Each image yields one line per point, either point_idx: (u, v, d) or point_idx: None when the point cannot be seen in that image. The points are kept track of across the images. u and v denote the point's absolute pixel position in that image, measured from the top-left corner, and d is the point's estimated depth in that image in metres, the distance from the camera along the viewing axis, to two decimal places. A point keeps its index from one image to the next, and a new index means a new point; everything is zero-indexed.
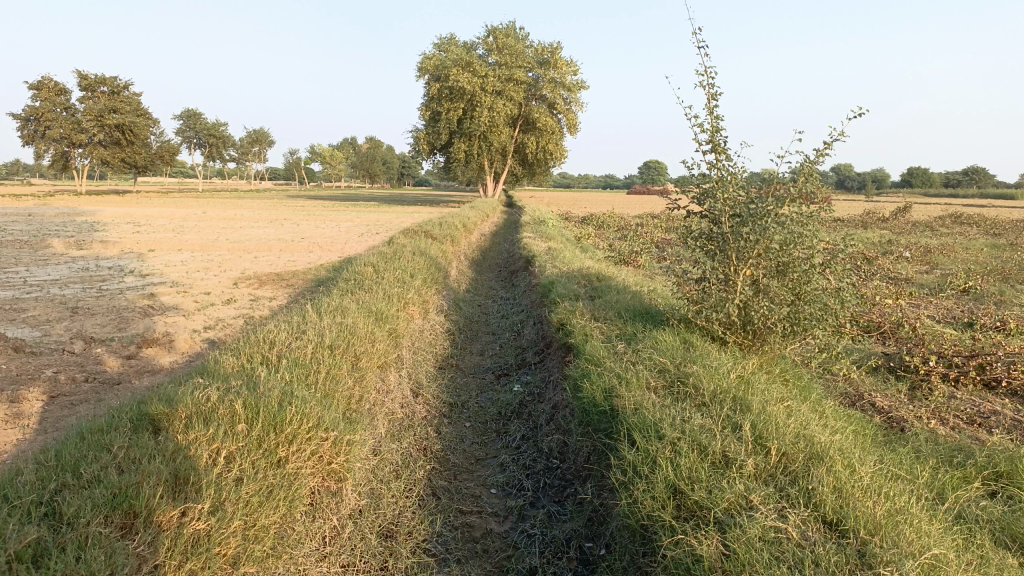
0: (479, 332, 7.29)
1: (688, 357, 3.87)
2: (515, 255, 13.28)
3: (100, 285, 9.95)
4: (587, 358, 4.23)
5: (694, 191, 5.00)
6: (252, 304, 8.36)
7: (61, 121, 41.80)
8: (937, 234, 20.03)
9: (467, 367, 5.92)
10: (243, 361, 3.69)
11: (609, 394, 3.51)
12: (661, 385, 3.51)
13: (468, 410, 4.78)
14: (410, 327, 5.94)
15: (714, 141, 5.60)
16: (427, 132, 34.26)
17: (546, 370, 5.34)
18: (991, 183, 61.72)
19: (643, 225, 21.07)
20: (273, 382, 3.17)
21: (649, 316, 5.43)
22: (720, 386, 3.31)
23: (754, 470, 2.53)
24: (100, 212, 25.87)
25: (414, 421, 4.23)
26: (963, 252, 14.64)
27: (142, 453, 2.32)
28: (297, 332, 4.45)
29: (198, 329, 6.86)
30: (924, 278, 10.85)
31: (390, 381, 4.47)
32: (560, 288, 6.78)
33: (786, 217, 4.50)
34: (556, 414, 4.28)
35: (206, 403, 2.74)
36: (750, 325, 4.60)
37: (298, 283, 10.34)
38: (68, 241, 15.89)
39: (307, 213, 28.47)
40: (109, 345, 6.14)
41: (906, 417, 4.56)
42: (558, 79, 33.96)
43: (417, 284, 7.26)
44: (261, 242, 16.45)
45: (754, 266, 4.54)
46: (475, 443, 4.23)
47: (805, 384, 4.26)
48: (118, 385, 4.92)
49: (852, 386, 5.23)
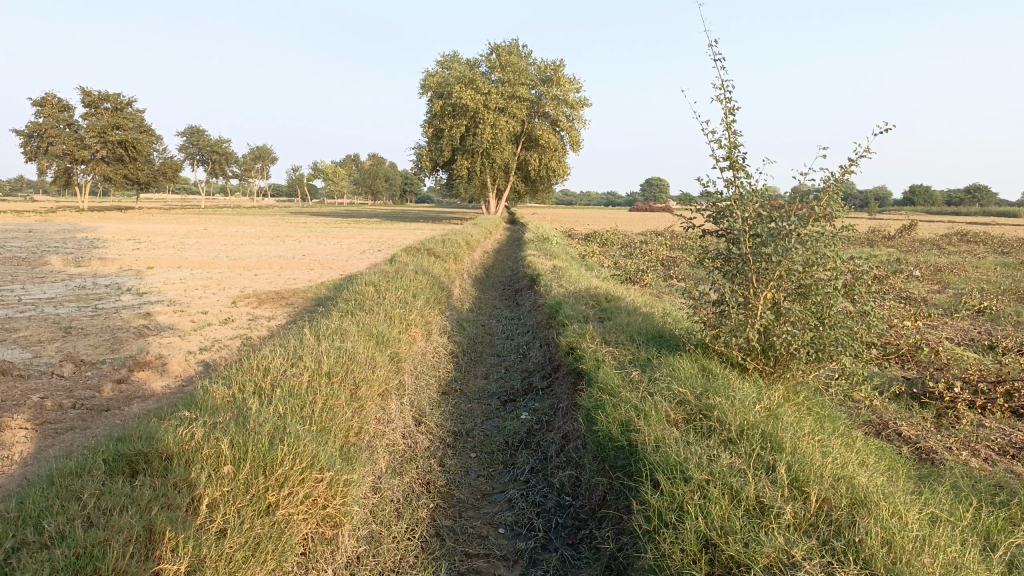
0: (484, 354, 7.04)
1: (709, 386, 3.63)
2: (519, 272, 13.06)
3: (96, 303, 9.74)
4: (600, 386, 3.98)
5: (710, 209, 4.77)
6: (250, 324, 8.12)
7: (65, 137, 41.86)
8: (945, 252, 19.77)
9: (472, 393, 5.68)
10: (233, 391, 3.46)
11: (627, 427, 3.27)
12: (682, 418, 3.27)
13: (473, 439, 4.54)
14: (412, 350, 5.69)
15: (731, 156, 5.37)
16: (430, 148, 34.19)
17: (555, 396, 5.09)
18: (995, 201, 61.49)
19: (647, 243, 20.82)
20: (264, 416, 2.93)
21: (663, 340, 5.20)
22: (749, 420, 3.07)
23: (793, 520, 2.30)
24: (101, 229, 25.73)
25: (416, 454, 3.98)
26: (973, 271, 14.37)
27: (114, 503, 2.10)
28: (293, 357, 4.22)
29: (193, 351, 6.63)
30: (938, 298, 10.60)
31: (391, 410, 4.22)
32: (568, 309, 6.54)
33: (810, 237, 4.27)
34: (567, 446, 4.03)
35: (189, 441, 2.52)
36: (772, 350, 4.37)
37: (298, 302, 10.10)
38: (66, 258, 15.70)
39: (309, 230, 28.27)
40: (100, 368, 5.91)
41: (936, 448, 4.32)
42: (561, 96, 33.87)
43: (419, 304, 7.03)
44: (262, 259, 16.26)
45: (775, 288, 4.31)
46: (481, 476, 3.98)
47: (831, 415, 4.02)
48: (107, 412, 4.69)
49: (875, 414, 4.99)
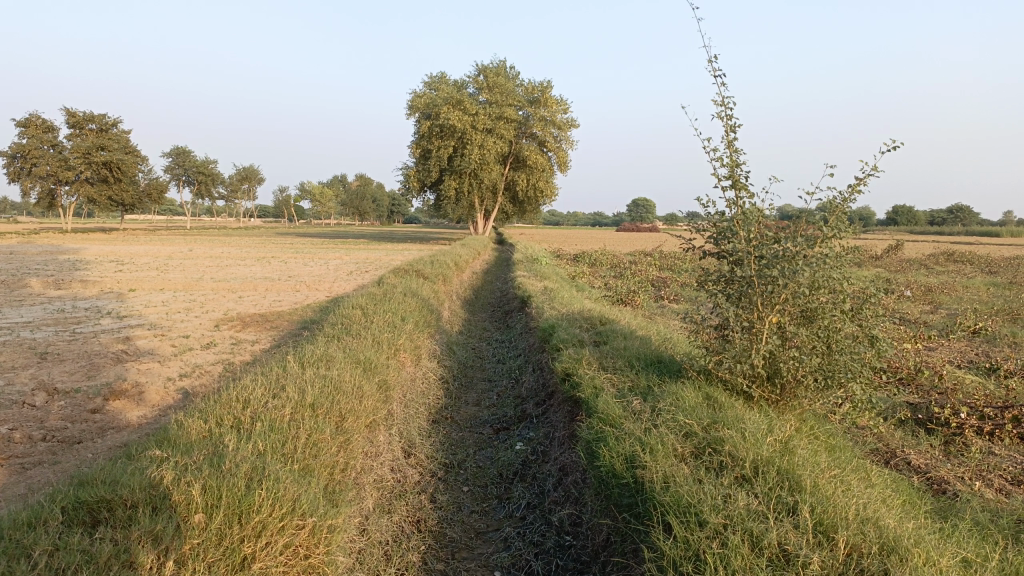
0: (474, 379, 6.82)
1: (716, 416, 3.43)
2: (509, 294, 12.89)
3: (74, 327, 9.47)
4: (600, 416, 3.78)
5: (711, 230, 4.60)
6: (233, 349, 7.87)
7: (49, 158, 41.54)
8: (934, 272, 19.74)
9: (463, 421, 5.45)
10: (210, 425, 3.22)
11: (632, 462, 3.07)
12: (690, 453, 3.07)
13: (465, 471, 4.32)
14: (401, 377, 5.47)
15: (733, 175, 5.20)
16: (417, 169, 34.06)
17: (551, 425, 4.88)
18: (977, 222, 62.13)
19: (636, 263, 20.70)
20: (242, 455, 2.71)
21: (663, 366, 5.00)
22: (763, 455, 2.88)
23: (822, 571, 2.10)
24: (83, 250, 25.39)
25: (406, 489, 3.77)
26: (964, 291, 14.30)
27: (70, 562, 1.89)
28: (275, 387, 3.99)
29: (173, 377, 6.38)
30: (933, 319, 10.46)
31: (379, 442, 4.00)
32: (562, 333, 6.34)
33: (818, 259, 4.09)
34: (565, 479, 3.84)
35: (158, 487, 2.29)
36: (778, 376, 4.19)
37: (284, 325, 9.85)
38: (47, 281, 15.36)
39: (295, 251, 27.98)
40: (74, 397, 5.63)
41: (948, 478, 4.14)
42: (548, 117, 33.90)
43: (408, 329, 6.81)
44: (247, 281, 16.01)
45: (780, 311, 4.14)
46: (474, 511, 3.76)
47: (841, 446, 3.83)
48: (78, 445, 4.44)
49: (882, 442, 4.80)
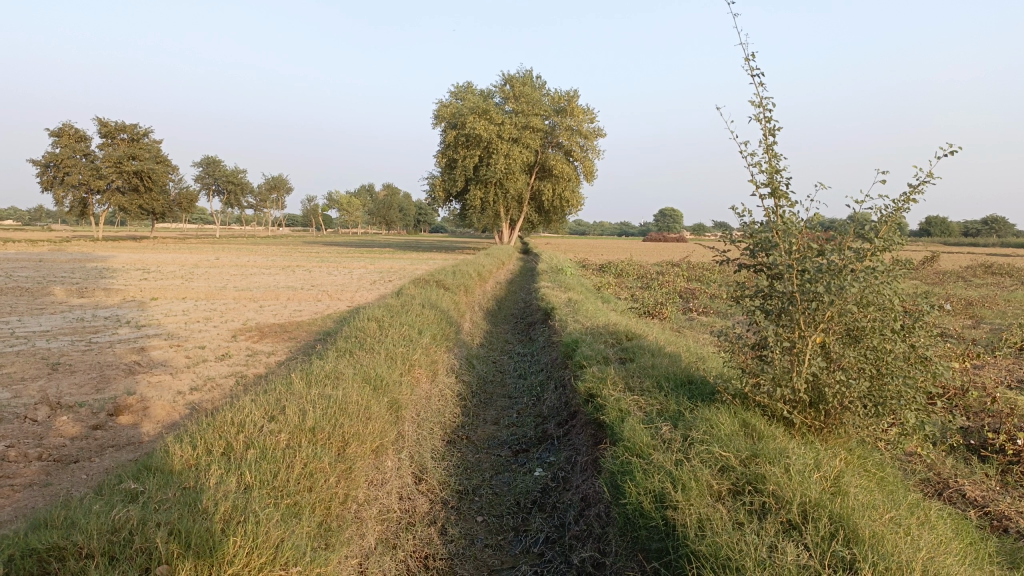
0: (494, 396, 6.50)
1: (754, 448, 3.10)
2: (533, 306, 12.57)
3: (91, 336, 9.34)
4: (626, 445, 3.46)
5: (746, 242, 4.25)
6: (247, 361, 7.64)
7: (81, 167, 42.10)
8: (973, 284, 19.04)
9: (480, 441, 5.15)
10: (198, 454, 2.97)
11: (661, 501, 2.76)
12: (728, 491, 2.75)
13: (479, 499, 4.00)
14: (415, 395, 5.17)
15: (772, 182, 4.83)
16: (443, 178, 33.97)
17: (572, 449, 4.57)
18: (1013, 233, 60.80)
19: (664, 274, 20.27)
20: (224, 493, 2.46)
21: (694, 388, 4.65)
22: (810, 496, 2.55)
23: None
24: (112, 258, 25.57)
25: (414, 521, 3.47)
26: (1007, 305, 13.68)
27: None
28: (274, 408, 3.72)
29: (183, 391, 6.14)
30: (978, 335, 9.91)
31: (387, 469, 3.71)
32: (585, 349, 6.02)
33: (865, 274, 3.72)
34: (588, 511, 3.53)
35: (113, 539, 2.05)
36: (823, 402, 3.86)
37: (302, 337, 9.62)
38: (71, 289, 15.32)
39: (321, 260, 27.93)
40: (77, 412, 5.41)
41: (1010, 513, 3.75)
42: (575, 126, 33.49)
43: (425, 343, 6.52)
44: (269, 290, 15.89)
45: (825, 330, 3.79)
46: (488, 545, 3.44)
47: (894, 481, 3.48)
48: (75, 465, 4.19)
49: (932, 471, 4.41)
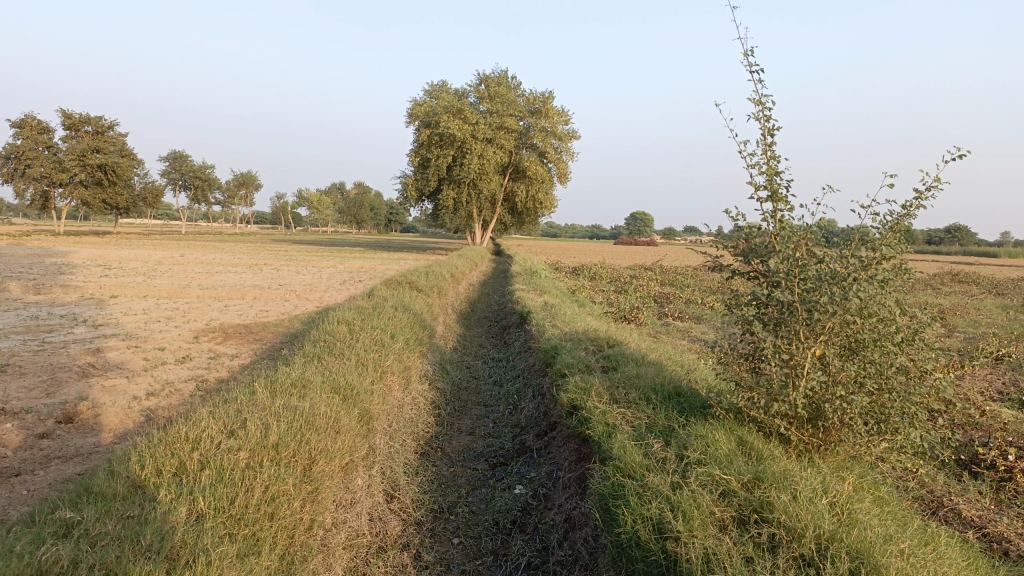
0: (470, 404, 6.24)
1: (755, 469, 2.88)
2: (507, 309, 12.32)
3: (45, 336, 8.89)
4: (616, 464, 3.22)
5: (740, 248, 4.03)
6: (209, 364, 7.29)
7: (43, 159, 40.91)
8: (942, 293, 19.15)
9: (455, 453, 4.88)
10: (148, 474, 2.69)
11: (660, 530, 2.54)
12: (732, 520, 2.54)
13: (455, 519, 3.73)
14: (388, 404, 4.89)
15: (770, 186, 4.65)
16: (416, 178, 33.58)
17: (554, 463, 4.34)
18: (975, 242, 61.99)
19: (637, 278, 20.14)
20: (174, 527, 2.20)
21: (681, 401, 4.44)
22: (823, 527, 2.34)
23: None
24: (72, 253, 24.86)
25: (385, 545, 3.21)
26: (978, 314, 13.71)
27: None
28: (235, 421, 3.42)
29: (139, 397, 5.78)
30: (954, 345, 9.85)
31: (357, 488, 3.45)
32: (566, 356, 5.79)
33: (868, 284, 3.53)
34: (574, 533, 3.28)
35: None
36: (821, 418, 3.67)
37: (268, 339, 9.27)
38: (26, 285, 14.72)
39: (289, 258, 27.38)
40: (23, 419, 5.03)
41: (1010, 535, 3.58)
42: (549, 129, 33.31)
43: (398, 347, 6.24)
44: (235, 289, 15.45)
45: (824, 342, 3.58)
46: (466, 572, 3.15)
47: (895, 503, 3.29)
48: (16, 479, 3.84)
49: (925, 488, 4.23)
